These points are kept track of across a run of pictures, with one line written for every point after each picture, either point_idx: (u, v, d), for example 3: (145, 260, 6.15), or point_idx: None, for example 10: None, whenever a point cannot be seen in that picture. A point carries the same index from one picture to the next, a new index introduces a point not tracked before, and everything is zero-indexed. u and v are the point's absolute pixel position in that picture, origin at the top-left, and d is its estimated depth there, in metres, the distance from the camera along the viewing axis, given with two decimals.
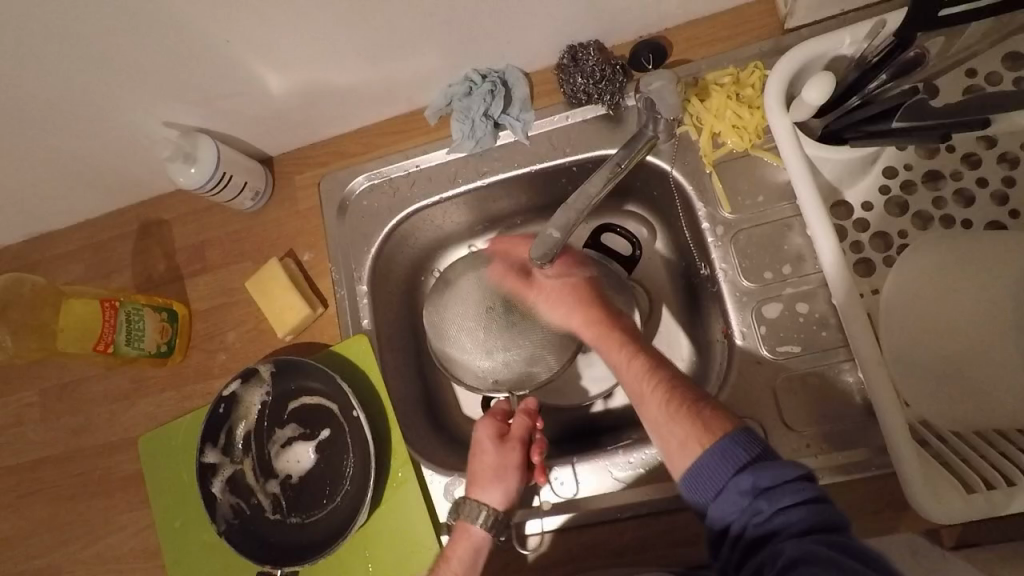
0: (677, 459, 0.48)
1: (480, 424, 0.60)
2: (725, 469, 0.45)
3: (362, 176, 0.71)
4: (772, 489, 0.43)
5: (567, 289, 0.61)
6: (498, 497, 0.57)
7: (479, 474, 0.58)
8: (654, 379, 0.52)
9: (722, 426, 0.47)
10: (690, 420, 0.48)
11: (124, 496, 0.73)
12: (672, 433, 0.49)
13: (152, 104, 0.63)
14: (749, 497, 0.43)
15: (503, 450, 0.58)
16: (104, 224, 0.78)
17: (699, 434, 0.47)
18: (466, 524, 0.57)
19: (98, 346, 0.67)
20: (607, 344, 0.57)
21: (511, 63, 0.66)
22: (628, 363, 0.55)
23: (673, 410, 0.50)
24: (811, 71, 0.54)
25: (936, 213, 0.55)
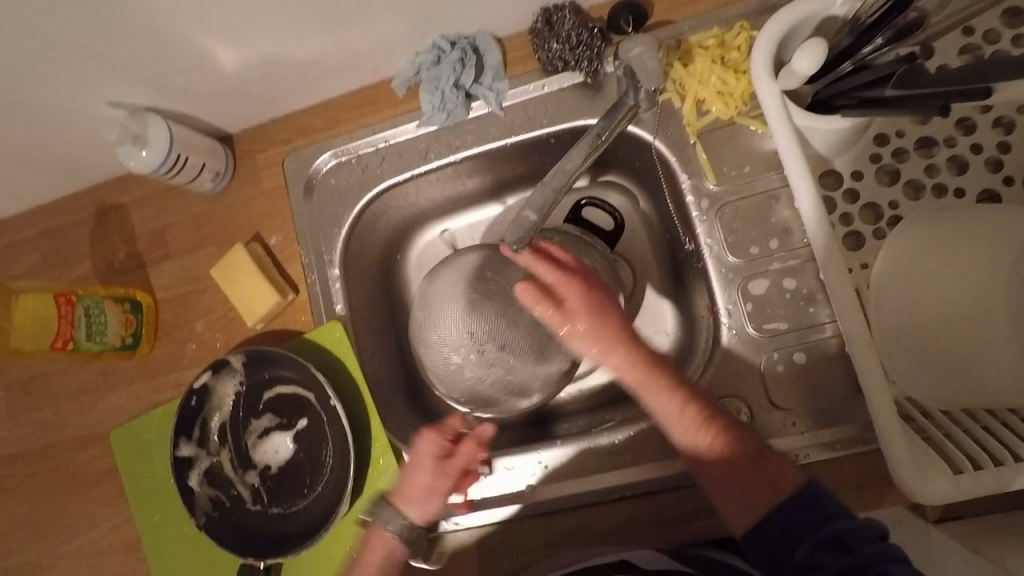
0: (738, 513, 0.48)
1: (424, 437, 0.57)
2: (801, 521, 0.45)
3: (328, 153, 0.67)
4: (852, 548, 0.42)
5: (601, 335, 0.52)
6: (418, 516, 0.57)
7: (409, 489, 0.57)
8: (711, 431, 0.50)
9: (786, 478, 0.47)
10: (750, 478, 0.48)
11: (100, 491, 0.71)
12: (739, 485, 0.48)
13: (94, 84, 0.58)
14: (829, 554, 0.43)
15: (441, 473, 0.57)
16: (58, 210, 0.74)
17: (765, 491, 0.47)
18: (377, 531, 0.57)
19: (56, 343, 0.64)
20: (652, 386, 0.51)
21: (482, 28, 0.62)
22: (679, 412, 0.51)
23: (739, 466, 0.48)
24: (801, 34, 0.51)
25: (928, 181, 0.53)
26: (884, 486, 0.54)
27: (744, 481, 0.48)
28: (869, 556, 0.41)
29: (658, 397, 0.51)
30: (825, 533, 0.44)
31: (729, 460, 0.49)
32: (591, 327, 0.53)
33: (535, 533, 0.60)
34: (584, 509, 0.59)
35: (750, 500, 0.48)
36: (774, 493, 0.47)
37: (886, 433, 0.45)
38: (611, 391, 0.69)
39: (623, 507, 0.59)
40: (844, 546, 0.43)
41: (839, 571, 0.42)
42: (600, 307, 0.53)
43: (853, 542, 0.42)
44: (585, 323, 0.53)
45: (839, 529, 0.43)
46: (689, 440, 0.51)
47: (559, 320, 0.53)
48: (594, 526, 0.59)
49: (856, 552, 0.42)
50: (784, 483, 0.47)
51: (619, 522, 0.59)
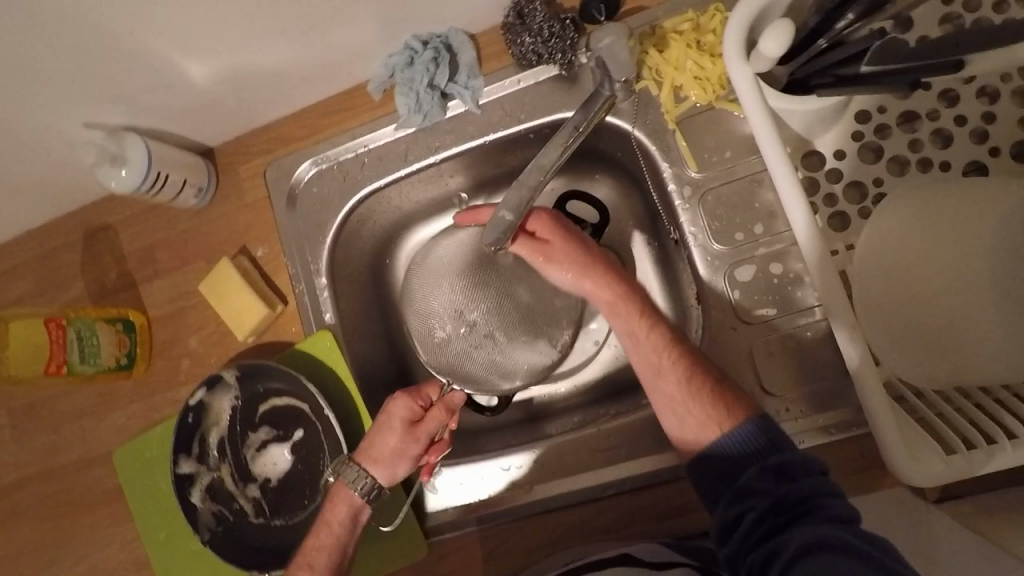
0: (695, 439, 0.49)
1: (396, 399, 0.57)
2: (747, 448, 0.46)
3: (308, 162, 0.67)
4: (794, 478, 0.44)
5: (583, 271, 0.54)
6: (380, 477, 0.57)
7: (375, 446, 0.57)
8: (672, 354, 0.51)
9: (742, 411, 0.48)
10: (707, 401, 0.49)
11: (106, 510, 0.72)
12: (696, 410, 0.49)
13: (68, 107, 0.58)
14: (770, 482, 0.44)
15: (409, 436, 0.57)
16: (46, 234, 0.74)
17: (719, 416, 0.48)
18: (341, 487, 0.57)
19: (50, 367, 0.66)
20: (627, 317, 0.53)
21: (453, 26, 0.61)
22: (646, 338, 0.52)
23: (699, 392, 0.49)
24: (774, 12, 0.49)
25: (913, 156, 0.52)
26: (881, 468, 0.53)
27: (703, 408, 0.49)
28: (809, 488, 0.43)
29: (638, 335, 0.52)
30: (772, 461, 0.45)
31: (690, 389, 0.50)
32: (573, 264, 0.54)
33: (534, 531, 0.60)
34: (582, 505, 0.59)
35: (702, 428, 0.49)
36: (728, 420, 0.48)
37: (877, 417, 0.45)
38: (606, 384, 0.69)
39: (621, 501, 0.58)
40: (787, 475, 0.44)
41: (778, 499, 0.43)
42: (581, 249, 0.55)
43: (796, 472, 0.44)
44: (566, 259, 0.54)
45: (784, 459, 0.45)
46: (653, 366, 0.52)
47: (540, 252, 0.54)
48: (593, 522, 0.59)
49: (798, 483, 0.43)
50: (737, 413, 0.48)
51: (617, 517, 0.58)
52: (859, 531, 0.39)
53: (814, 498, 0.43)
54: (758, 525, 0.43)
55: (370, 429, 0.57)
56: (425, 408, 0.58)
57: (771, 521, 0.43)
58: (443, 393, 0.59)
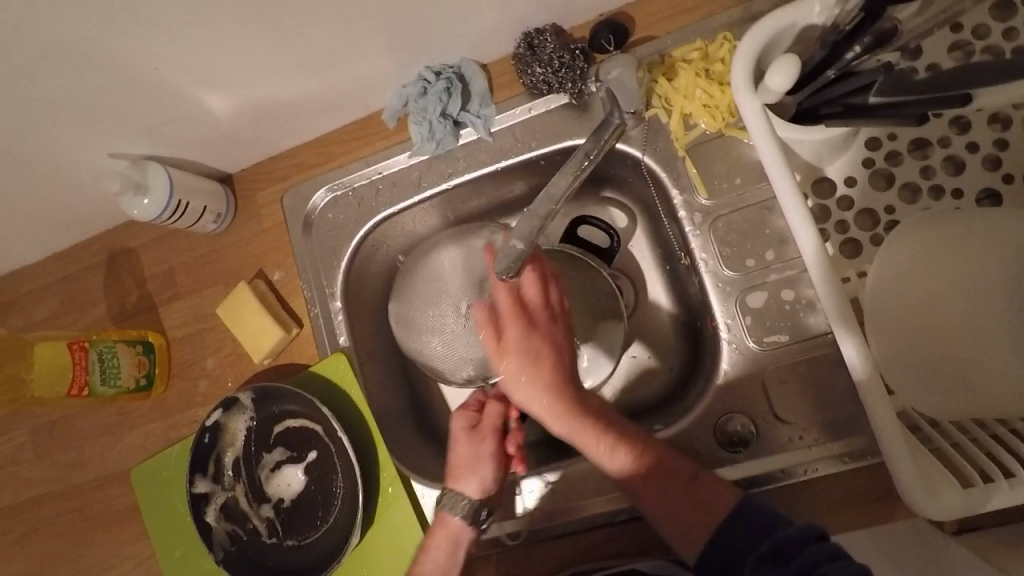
0: (673, 531, 0.51)
1: (454, 415, 0.59)
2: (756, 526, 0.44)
3: (324, 188, 0.69)
4: (792, 557, 0.41)
5: (531, 370, 0.51)
6: (475, 491, 0.56)
7: (457, 465, 0.57)
8: (638, 458, 0.52)
9: (720, 505, 0.49)
10: (659, 487, 0.52)
11: (124, 528, 0.73)
12: (646, 491, 0.52)
13: (94, 138, 0.60)
14: (772, 565, 0.42)
15: (476, 438, 0.57)
16: (72, 258, 0.77)
17: (700, 515, 0.49)
18: (442, 518, 0.57)
19: (72, 390, 0.67)
20: (581, 435, 0.52)
21: (465, 57, 0.62)
22: (603, 454, 0.52)
23: (642, 471, 0.52)
24: (782, 43, 0.50)
25: (925, 183, 0.52)
26: (897, 499, 0.52)
27: (656, 497, 0.52)
28: (808, 560, 0.40)
29: (586, 437, 0.52)
30: (765, 548, 0.44)
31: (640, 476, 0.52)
32: (523, 372, 0.51)
33: (545, 556, 0.60)
34: (593, 531, 0.59)
35: (678, 517, 0.50)
36: (710, 515, 0.49)
37: (889, 447, 0.44)
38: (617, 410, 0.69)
39: (631, 529, 0.58)
40: (784, 557, 0.42)
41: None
42: (547, 353, 0.52)
43: (793, 551, 0.42)
44: (515, 360, 0.51)
45: (779, 542, 0.43)
46: (610, 465, 0.53)
47: (497, 352, 0.52)
48: (605, 548, 0.59)
49: (795, 561, 0.41)
50: (718, 509, 0.49)
51: (628, 544, 0.58)
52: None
53: (819, 570, 0.39)
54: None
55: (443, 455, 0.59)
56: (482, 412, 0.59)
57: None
58: (487, 393, 0.60)
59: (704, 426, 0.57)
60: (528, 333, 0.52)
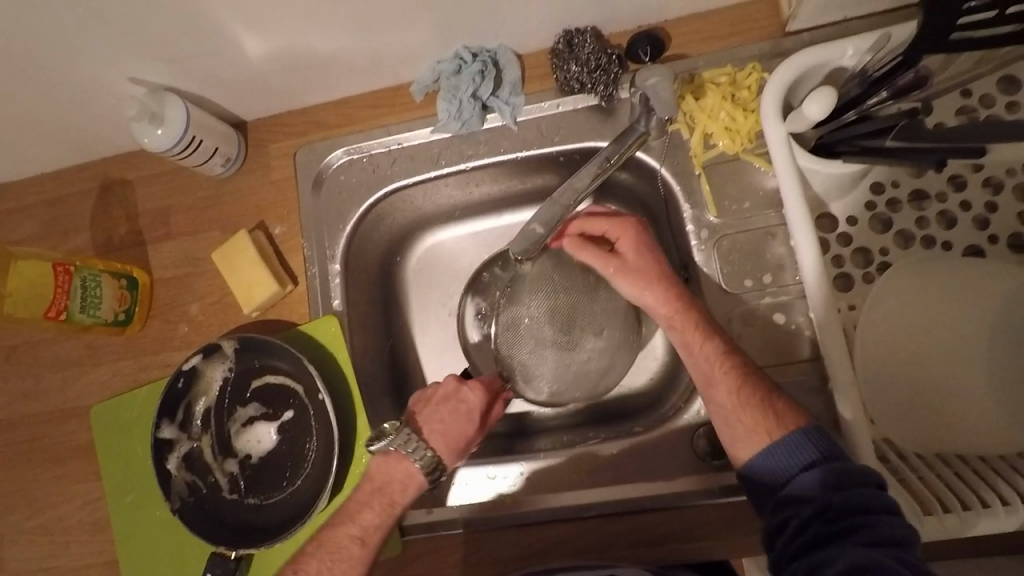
0: (744, 445, 0.49)
1: (479, 393, 0.60)
2: (800, 453, 0.47)
3: (340, 150, 0.68)
4: (843, 489, 0.43)
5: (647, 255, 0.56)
6: (448, 461, 0.57)
7: (452, 425, 0.58)
8: (727, 363, 0.51)
9: (794, 420, 0.48)
10: (741, 393, 0.50)
11: (76, 465, 0.70)
12: (722, 380, 0.51)
13: (118, 58, 0.58)
14: (819, 491, 0.44)
15: (480, 428, 0.60)
16: (62, 179, 0.74)
17: (768, 423, 0.49)
18: (402, 464, 0.56)
19: (49, 313, 0.64)
20: (691, 327, 0.53)
21: (504, 44, 0.64)
22: (705, 347, 0.52)
23: (726, 364, 0.51)
24: (812, 79, 0.54)
25: (918, 233, 0.55)
26: None
27: (728, 392, 0.50)
28: (862, 501, 0.42)
29: (689, 325, 0.53)
30: (822, 471, 0.45)
31: (727, 369, 0.51)
32: (640, 272, 0.56)
33: (512, 544, 0.61)
34: (561, 524, 0.60)
35: (748, 419, 0.49)
36: (779, 429, 0.48)
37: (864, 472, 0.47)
38: (596, 409, 0.70)
39: (599, 525, 0.59)
40: (836, 484, 0.44)
41: (823, 509, 0.43)
42: (650, 257, 0.56)
43: (845, 482, 0.44)
44: (630, 261, 0.57)
45: (834, 469, 0.44)
46: (710, 370, 0.52)
47: (604, 263, 0.57)
48: (571, 543, 0.60)
49: (845, 493, 0.43)
50: (790, 423, 0.48)
51: (595, 540, 0.59)
52: (907, 557, 0.40)
53: (859, 513, 0.42)
54: (801, 532, 0.43)
55: (434, 407, 0.58)
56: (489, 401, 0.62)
57: (818, 528, 0.43)
58: (500, 387, 0.64)
59: (681, 434, 0.60)
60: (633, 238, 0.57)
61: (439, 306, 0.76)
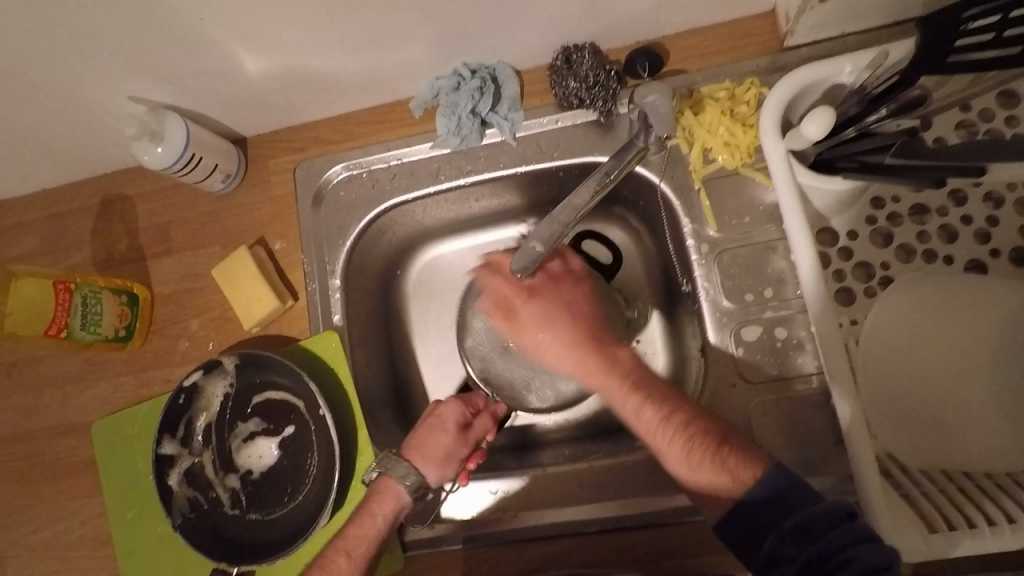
0: (715, 507, 0.47)
1: (450, 403, 0.60)
2: (762, 506, 0.44)
3: (340, 165, 0.68)
4: (815, 537, 0.42)
5: (557, 320, 0.57)
6: (430, 476, 0.57)
7: (430, 440, 0.58)
8: (669, 425, 0.49)
9: (748, 472, 0.45)
10: (692, 459, 0.47)
11: (77, 481, 0.70)
12: (668, 447, 0.49)
13: (117, 77, 0.59)
14: (794, 547, 0.42)
15: (459, 438, 0.59)
16: (62, 195, 0.74)
17: (724, 481, 0.46)
18: (388, 483, 0.56)
19: (50, 330, 0.64)
20: (615, 393, 0.53)
21: (502, 60, 0.64)
22: (638, 413, 0.51)
23: (666, 429, 0.49)
24: (810, 96, 0.54)
25: (919, 247, 0.55)
26: None
27: (675, 456, 0.48)
28: (835, 543, 0.41)
29: (612, 389, 0.53)
30: (789, 522, 0.43)
31: (669, 433, 0.49)
32: (543, 337, 0.57)
33: (513, 559, 0.61)
34: (563, 539, 0.60)
35: (709, 488, 0.47)
36: (735, 485, 0.46)
37: (868, 489, 0.46)
38: (597, 423, 0.70)
39: (601, 541, 0.59)
40: (808, 535, 0.42)
41: (804, 564, 0.41)
42: (557, 316, 0.57)
43: (816, 531, 0.42)
44: (528, 330, 0.58)
45: (801, 519, 0.43)
46: (651, 439, 0.50)
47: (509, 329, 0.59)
48: (573, 558, 0.60)
49: (820, 542, 0.41)
50: (745, 476, 0.45)
51: (597, 556, 0.59)
52: None
53: (841, 554, 0.40)
54: None
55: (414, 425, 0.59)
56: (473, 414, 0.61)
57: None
58: (487, 404, 0.63)
59: None
60: (532, 301, 0.58)
61: (440, 320, 0.76)
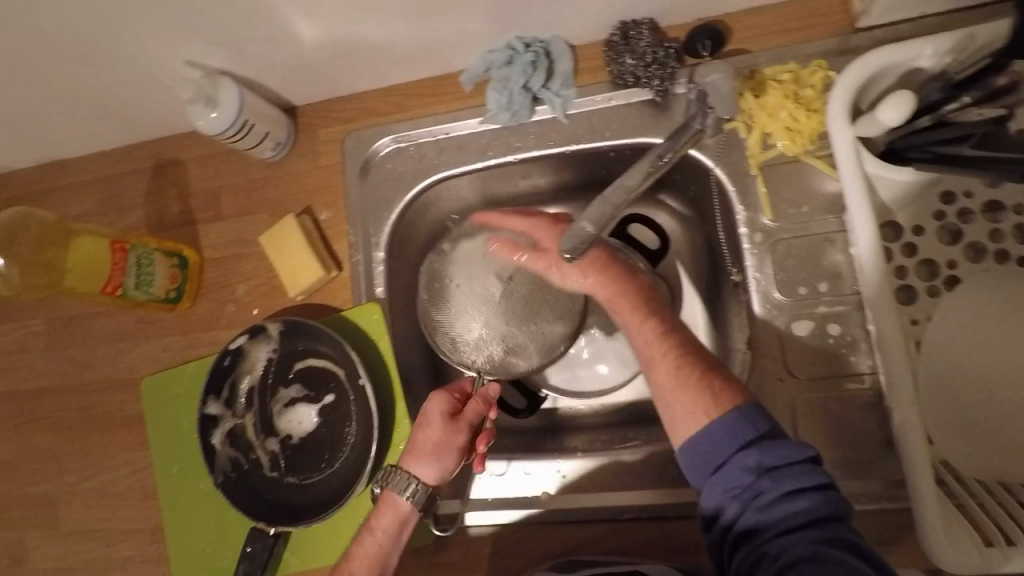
0: (682, 428, 0.47)
1: (433, 397, 0.58)
2: (731, 431, 0.45)
3: (388, 138, 0.68)
4: (775, 473, 0.43)
5: (599, 278, 0.56)
6: (429, 478, 0.56)
7: (420, 442, 0.57)
8: (666, 343, 0.50)
9: (732, 399, 0.46)
10: (679, 373, 0.49)
11: (126, 434, 0.73)
12: (662, 362, 0.50)
13: (176, 41, 0.59)
14: (750, 477, 0.44)
15: (450, 428, 0.57)
16: (118, 157, 0.76)
17: (704, 398, 0.47)
18: (388, 497, 0.56)
19: (106, 288, 0.66)
20: (623, 307, 0.54)
21: (557, 35, 0.62)
22: (639, 327, 0.52)
23: (661, 344, 0.50)
24: (883, 81, 0.51)
25: (991, 246, 0.52)
26: (905, 546, 0.53)
27: (667, 371, 0.49)
28: (794, 482, 0.43)
29: (621, 305, 0.54)
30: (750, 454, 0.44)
31: (662, 348, 0.50)
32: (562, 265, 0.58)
33: (544, 540, 0.61)
34: (596, 524, 0.60)
35: (687, 403, 0.48)
36: (716, 408, 0.46)
37: (920, 496, 0.45)
38: (634, 410, 0.69)
39: (634, 528, 0.59)
40: (772, 465, 0.44)
41: (757, 493, 0.44)
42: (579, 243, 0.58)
43: (779, 462, 0.44)
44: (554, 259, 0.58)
45: (767, 446, 0.44)
46: (645, 352, 0.51)
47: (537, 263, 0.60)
48: (605, 543, 0.59)
49: (779, 478, 0.43)
50: (727, 400, 0.46)
51: (629, 543, 0.59)
52: (846, 538, 0.41)
53: (800, 492, 0.43)
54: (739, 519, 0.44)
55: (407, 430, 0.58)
56: (463, 401, 0.59)
57: (755, 513, 0.43)
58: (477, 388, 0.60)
59: None
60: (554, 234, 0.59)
61: None
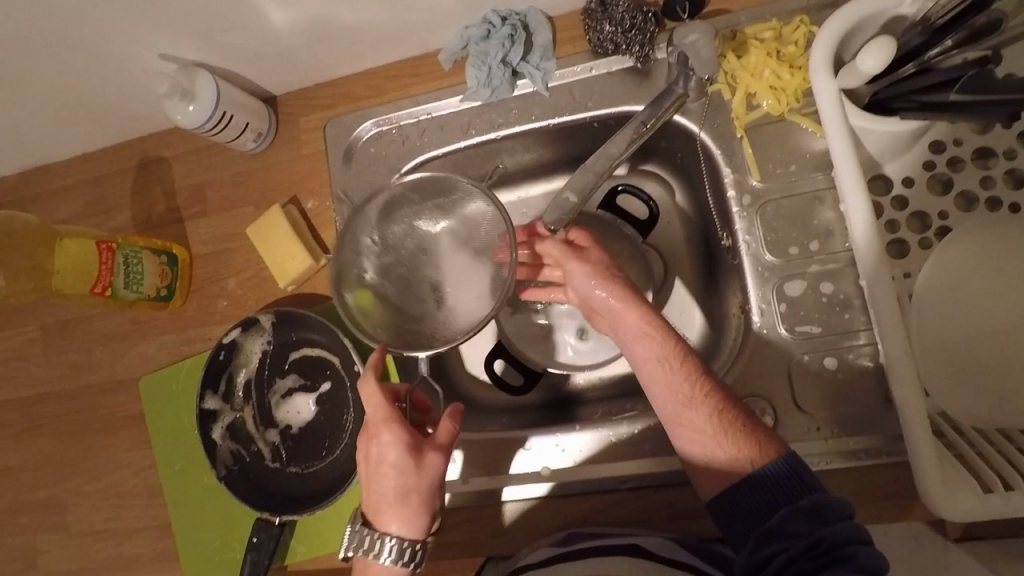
0: (724, 471, 0.48)
1: (382, 445, 0.52)
2: (781, 484, 0.46)
3: (370, 121, 0.67)
4: (829, 520, 0.44)
5: (622, 303, 0.54)
6: (410, 533, 0.52)
7: (386, 497, 0.52)
8: (703, 385, 0.50)
9: (774, 447, 0.48)
10: (723, 418, 0.49)
11: (127, 434, 0.73)
12: (704, 403, 0.50)
13: (146, 35, 0.58)
14: (806, 525, 0.44)
15: (416, 469, 0.52)
16: (102, 159, 0.76)
17: (751, 448, 0.48)
18: (369, 563, 0.52)
19: (95, 289, 0.65)
20: (657, 341, 0.52)
21: (533, 6, 0.61)
22: (676, 363, 0.51)
23: (704, 386, 0.50)
24: (867, 31, 0.50)
25: (982, 194, 0.52)
26: (906, 499, 0.53)
27: (709, 415, 0.49)
28: (844, 535, 0.43)
29: (655, 337, 0.52)
30: (805, 502, 0.45)
31: (702, 389, 0.50)
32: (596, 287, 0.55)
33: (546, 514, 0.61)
34: (597, 496, 0.60)
35: (731, 451, 0.48)
36: (762, 455, 0.48)
37: (918, 447, 0.44)
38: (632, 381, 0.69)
39: (635, 497, 0.59)
40: (821, 518, 0.44)
41: (811, 543, 0.43)
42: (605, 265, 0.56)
43: (830, 516, 0.44)
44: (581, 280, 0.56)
45: (818, 501, 0.44)
46: (679, 391, 0.50)
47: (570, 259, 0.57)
48: (607, 514, 0.60)
49: (832, 526, 0.43)
50: (772, 451, 0.48)
51: (631, 511, 0.59)
52: None
53: (845, 547, 0.42)
54: (788, 567, 0.43)
55: (367, 487, 0.53)
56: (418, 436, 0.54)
57: (803, 565, 0.43)
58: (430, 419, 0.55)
59: None
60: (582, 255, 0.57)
61: None
